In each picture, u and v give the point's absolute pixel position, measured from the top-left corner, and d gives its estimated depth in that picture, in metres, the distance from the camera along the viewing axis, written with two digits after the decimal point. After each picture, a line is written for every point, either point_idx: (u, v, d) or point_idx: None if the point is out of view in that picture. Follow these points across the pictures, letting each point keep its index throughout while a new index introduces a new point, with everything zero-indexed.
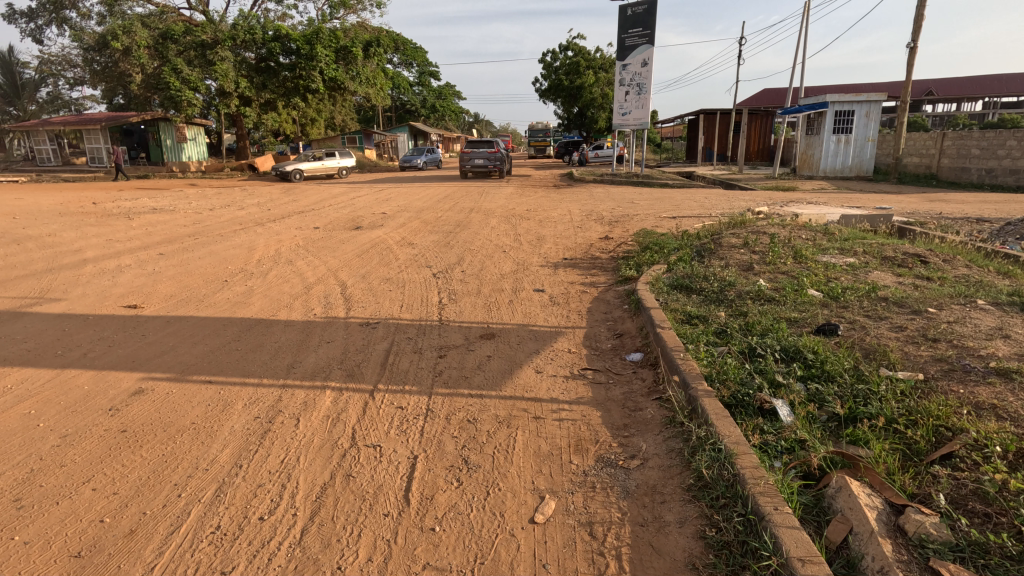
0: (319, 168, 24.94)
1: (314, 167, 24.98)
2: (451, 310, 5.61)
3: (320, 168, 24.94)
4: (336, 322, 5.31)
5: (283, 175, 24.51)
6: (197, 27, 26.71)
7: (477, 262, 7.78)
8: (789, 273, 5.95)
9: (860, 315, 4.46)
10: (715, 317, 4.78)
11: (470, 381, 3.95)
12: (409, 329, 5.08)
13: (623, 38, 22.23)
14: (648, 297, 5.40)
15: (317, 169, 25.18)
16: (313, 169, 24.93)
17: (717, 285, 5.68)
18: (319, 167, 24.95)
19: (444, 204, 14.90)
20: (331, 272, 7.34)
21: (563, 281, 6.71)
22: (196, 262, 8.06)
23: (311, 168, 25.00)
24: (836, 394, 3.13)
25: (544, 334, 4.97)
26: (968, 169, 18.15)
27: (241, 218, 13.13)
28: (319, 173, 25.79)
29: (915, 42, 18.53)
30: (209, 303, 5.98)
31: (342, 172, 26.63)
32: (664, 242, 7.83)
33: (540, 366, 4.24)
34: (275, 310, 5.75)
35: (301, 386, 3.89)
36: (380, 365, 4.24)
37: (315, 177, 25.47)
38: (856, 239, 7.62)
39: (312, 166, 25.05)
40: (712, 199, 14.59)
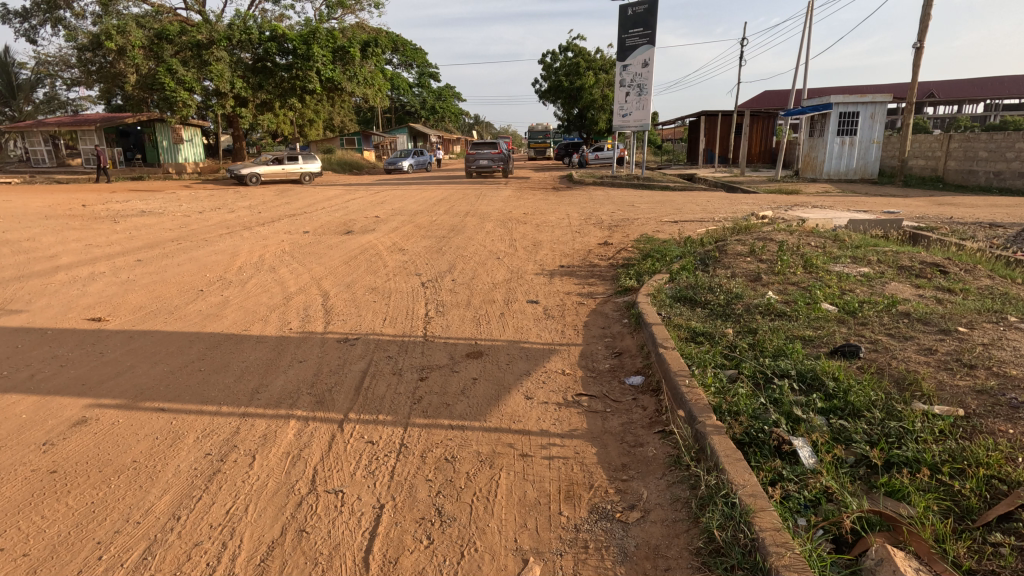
0: (278, 174, 23.85)
1: (272, 171, 23.87)
2: (438, 324, 5.21)
3: (279, 175, 23.84)
4: (312, 338, 4.91)
5: (240, 177, 23.40)
6: (193, 27, 26.37)
7: (468, 270, 7.40)
8: (801, 284, 5.55)
9: (882, 334, 4.06)
10: (721, 334, 4.40)
11: (452, 410, 3.55)
12: (389, 346, 4.69)
13: (624, 38, 21.89)
14: (649, 311, 5.01)
15: (276, 172, 24.09)
16: (271, 174, 23.82)
17: (723, 298, 5.30)
18: (278, 174, 23.84)
19: (439, 207, 14.50)
20: (314, 281, 6.96)
21: (558, 291, 6.32)
22: (175, 269, 7.68)
23: (270, 171, 23.93)
24: (864, 433, 2.75)
25: (537, 352, 4.58)
26: (974, 172, 17.76)
27: (229, 222, 12.74)
28: (281, 176, 24.65)
29: (922, 43, 18.17)
30: (180, 316, 5.60)
31: (309, 177, 25.16)
32: (666, 250, 7.45)
33: (531, 391, 3.85)
34: (249, 323, 5.36)
35: (263, 415, 3.49)
36: (354, 389, 3.86)
37: (279, 180, 24.44)
38: (868, 247, 7.24)
39: (271, 170, 23.89)
40: (713, 203, 14.18)
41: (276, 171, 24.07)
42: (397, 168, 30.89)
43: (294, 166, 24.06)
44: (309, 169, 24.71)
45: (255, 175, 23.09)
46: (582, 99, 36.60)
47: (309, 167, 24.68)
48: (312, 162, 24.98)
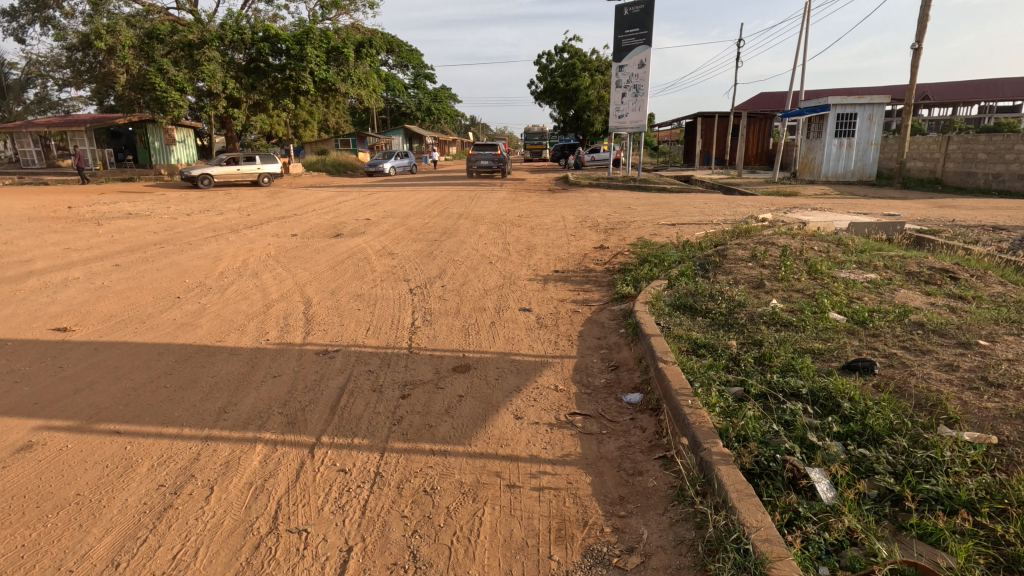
0: (232, 175, 23.08)
1: (226, 172, 23.10)
2: (424, 335, 4.92)
3: (234, 176, 23.06)
4: (290, 350, 4.62)
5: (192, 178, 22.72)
6: (184, 26, 25.97)
7: (459, 276, 7.11)
8: (806, 291, 5.30)
9: (897, 348, 3.80)
10: (724, 346, 4.14)
11: (434, 432, 3.26)
12: (371, 358, 4.40)
13: (619, 38, 21.70)
14: (647, 321, 4.73)
15: (231, 173, 23.35)
16: (226, 176, 23.07)
17: (725, 306, 5.04)
18: (230, 176, 22.98)
19: (432, 209, 14.21)
20: (297, 287, 6.67)
21: (552, 298, 6.04)
22: (152, 274, 7.35)
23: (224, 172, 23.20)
24: (888, 463, 2.48)
25: (528, 365, 4.30)
26: (973, 174, 17.56)
27: (216, 225, 12.42)
28: (236, 176, 23.82)
29: (920, 44, 17.99)
30: (152, 325, 5.28)
31: (268, 178, 24.26)
32: (664, 254, 7.17)
33: (520, 410, 3.58)
34: (224, 334, 5.04)
35: (228, 438, 3.19)
36: (330, 408, 3.57)
37: (233, 180, 23.58)
38: (873, 251, 6.97)
39: (224, 171, 23.06)
40: (711, 206, 13.93)
41: (231, 172, 23.35)
42: (378, 169, 29.88)
43: (250, 166, 23.15)
44: (268, 169, 23.82)
45: (207, 176, 22.36)
46: (578, 100, 36.38)
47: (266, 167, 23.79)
48: (270, 163, 24.12)
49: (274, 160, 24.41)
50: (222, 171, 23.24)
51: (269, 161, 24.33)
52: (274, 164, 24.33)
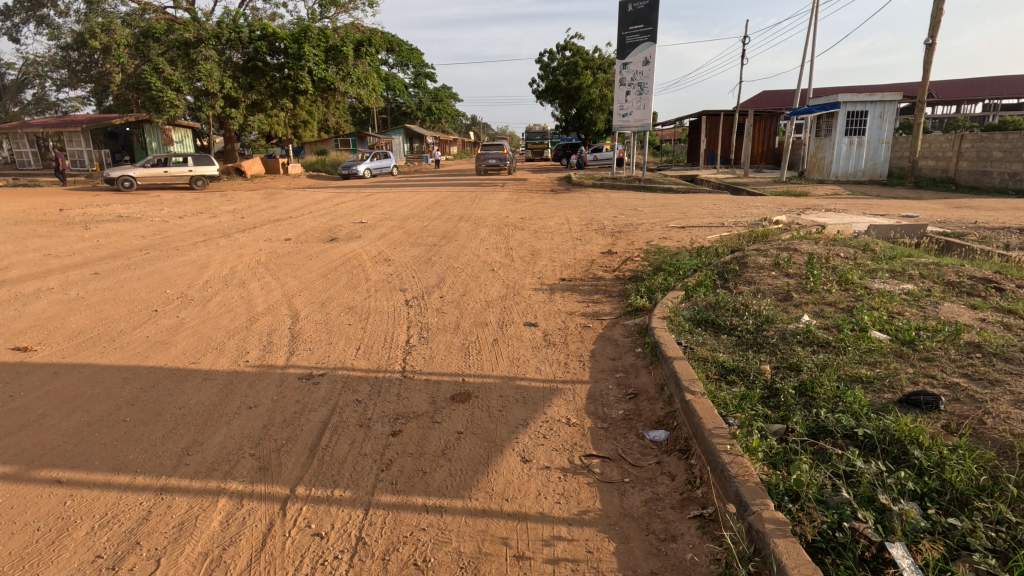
0: (159, 177, 21.89)
1: (150, 174, 21.85)
2: (419, 355, 4.45)
3: (160, 178, 21.85)
4: (271, 374, 4.14)
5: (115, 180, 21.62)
6: (180, 25, 25.51)
7: (459, 285, 6.66)
8: (840, 305, 4.82)
9: (958, 376, 3.33)
10: (756, 373, 3.70)
11: (429, 482, 2.80)
12: (360, 385, 3.93)
13: (624, 35, 21.08)
14: (667, 340, 4.26)
15: (159, 175, 22.15)
16: (151, 178, 21.88)
17: (751, 322, 4.58)
18: (152, 178, 21.66)
19: (431, 212, 13.75)
20: (286, 298, 6.23)
21: (559, 311, 5.58)
22: (132, 284, 6.91)
23: (149, 174, 22.05)
24: (987, 538, 2.02)
25: (535, 393, 3.81)
26: (988, 173, 17.06)
27: (208, 228, 11.99)
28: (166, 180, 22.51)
29: (934, 39, 17.49)
30: (122, 344, 4.81)
31: (202, 182, 22.87)
32: (678, 261, 6.70)
33: (528, 450, 3.12)
34: (201, 354, 4.57)
35: (186, 490, 2.73)
36: (309, 450, 3.09)
37: (162, 182, 22.30)
38: (904, 258, 6.50)
39: (148, 174, 21.81)
40: (720, 207, 13.44)
41: (158, 173, 22.18)
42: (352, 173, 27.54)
43: (179, 168, 21.82)
44: (201, 171, 22.45)
45: (127, 177, 21.24)
46: (580, 99, 35.95)
47: (198, 169, 22.42)
48: (204, 165, 22.71)
49: (209, 162, 23.05)
50: (146, 172, 22.10)
51: (204, 162, 22.94)
52: (209, 166, 22.92)
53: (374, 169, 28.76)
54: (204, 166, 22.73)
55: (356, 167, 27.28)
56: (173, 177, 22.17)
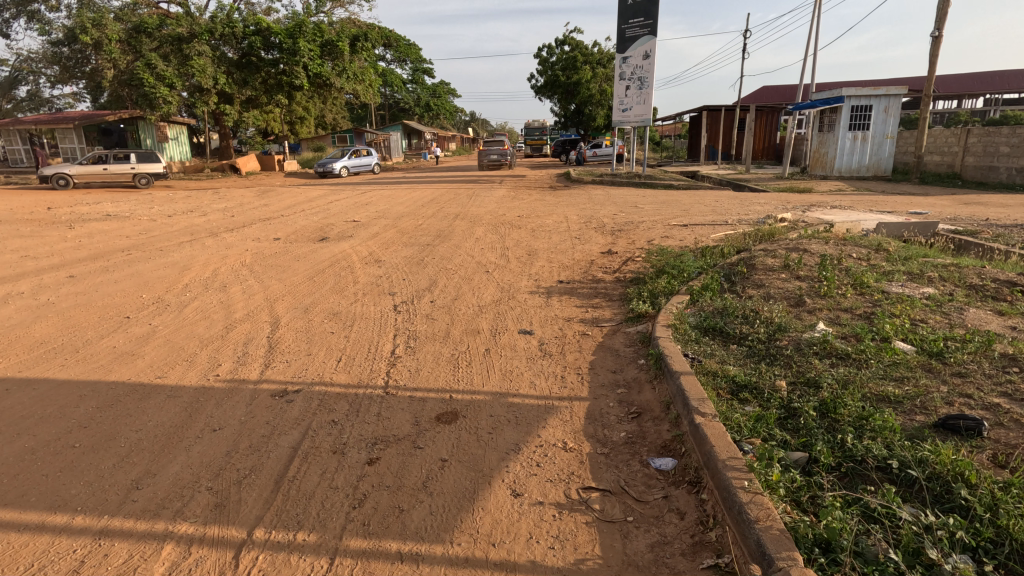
0: (97, 176, 21.20)
1: (87, 172, 21.16)
2: (404, 368, 4.11)
3: (99, 177, 21.14)
4: (242, 391, 3.80)
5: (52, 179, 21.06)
6: (173, 20, 25.08)
7: (451, 288, 6.33)
8: (859, 312, 4.48)
9: (999, 396, 3.00)
10: (771, 389, 3.36)
11: (405, 522, 2.48)
12: (337, 403, 3.59)
13: (623, 29, 20.57)
14: (673, 352, 3.92)
15: (99, 173, 21.48)
16: (90, 175, 21.26)
17: (763, 331, 4.24)
18: (88, 177, 20.96)
19: (426, 209, 13.39)
20: (267, 304, 5.89)
21: (556, 317, 5.24)
22: (107, 288, 6.57)
23: (87, 172, 21.33)
24: None
25: (529, 412, 3.48)
26: (995, 168, 16.71)
27: (195, 227, 11.62)
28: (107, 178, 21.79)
29: (940, 31, 17.09)
30: (85, 356, 4.46)
31: (146, 180, 22.06)
32: (682, 262, 6.36)
33: (519, 481, 2.79)
34: (168, 367, 4.22)
35: (130, 533, 2.41)
36: (274, 482, 2.76)
37: (102, 180, 21.57)
38: (920, 259, 6.17)
39: (85, 172, 21.13)
40: (723, 204, 13.04)
41: (98, 172, 21.52)
42: (329, 170, 25.75)
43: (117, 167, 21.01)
44: (142, 169, 21.60)
45: (62, 176, 20.65)
46: (579, 94, 35.58)
47: (140, 168, 21.55)
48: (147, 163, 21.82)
49: (154, 160, 22.14)
50: (84, 170, 21.41)
51: (149, 161, 22.07)
52: (154, 164, 22.02)
53: (351, 166, 26.89)
54: (148, 165, 21.80)
55: (332, 165, 25.43)
56: (114, 175, 21.38)
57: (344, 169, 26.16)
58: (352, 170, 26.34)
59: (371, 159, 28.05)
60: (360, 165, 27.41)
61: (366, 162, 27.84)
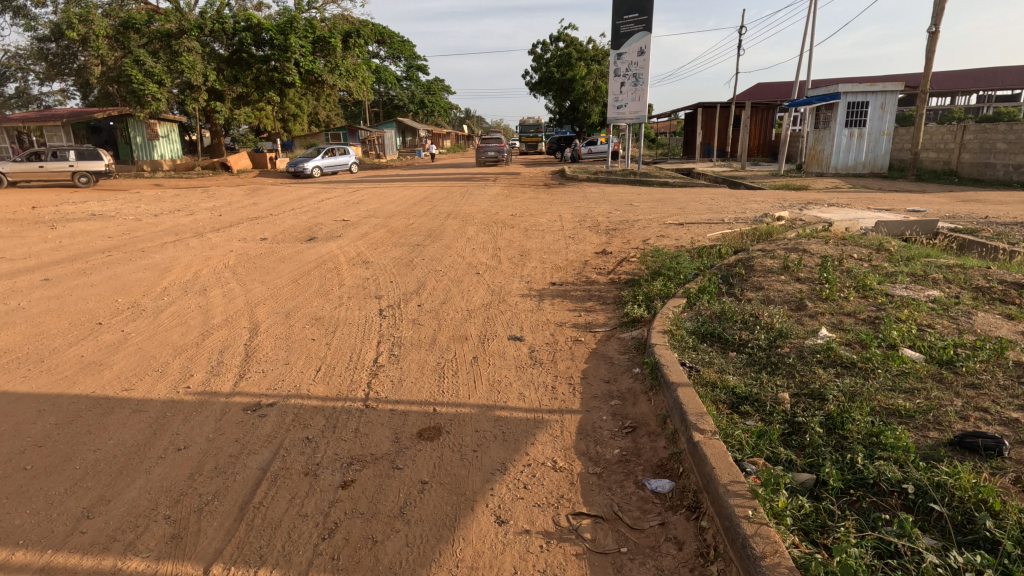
0: (33, 174, 20.42)
1: (22, 170, 20.36)
2: (387, 379, 3.89)
3: (36, 175, 20.37)
4: (213, 404, 3.57)
5: None
6: (161, 16, 24.65)
7: (440, 291, 6.11)
8: (864, 317, 4.28)
9: (1016, 411, 2.82)
10: (774, 402, 3.17)
11: (379, 556, 2.27)
12: (313, 418, 3.38)
13: (618, 24, 20.42)
14: (670, 361, 3.72)
15: (35, 171, 20.67)
16: (26, 174, 20.49)
17: (763, 337, 4.05)
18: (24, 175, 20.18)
19: (418, 208, 13.15)
20: (248, 308, 5.66)
21: (547, 322, 5.02)
22: (81, 292, 6.29)
23: (24, 169, 20.55)
24: None
25: (516, 426, 3.27)
26: (992, 165, 16.56)
27: (180, 227, 11.33)
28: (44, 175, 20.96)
29: (937, 27, 16.96)
30: (49, 367, 4.21)
31: (86, 179, 21.28)
32: (678, 264, 6.15)
33: (505, 507, 2.58)
34: (137, 379, 3.98)
35: (75, 572, 2.19)
36: (238, 510, 2.55)
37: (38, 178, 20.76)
38: (923, 260, 5.99)
39: (21, 170, 20.35)
40: (719, 202, 12.85)
41: (35, 170, 20.72)
42: (300, 170, 24.20)
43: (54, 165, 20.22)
44: (82, 167, 20.82)
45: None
46: (574, 91, 35.33)
47: (79, 165, 20.77)
48: (87, 161, 21.03)
49: (96, 157, 21.36)
50: (20, 168, 20.59)
51: (90, 159, 21.27)
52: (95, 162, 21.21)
53: (325, 166, 25.35)
54: (88, 163, 21.02)
55: (304, 164, 23.98)
56: (52, 173, 20.59)
57: (317, 169, 24.63)
58: (326, 170, 24.87)
59: (348, 159, 26.45)
60: (335, 164, 25.86)
61: (343, 162, 26.33)
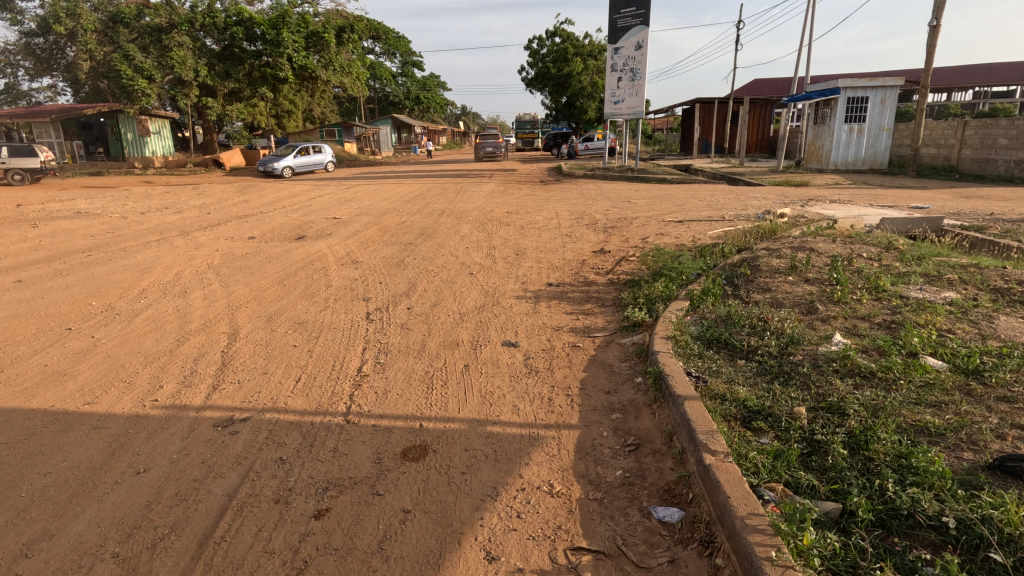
0: None
1: None
2: (371, 390, 3.62)
3: None
4: (181, 420, 3.29)
5: None
6: (150, 10, 24.16)
7: (431, 292, 5.83)
8: (879, 322, 4.03)
9: None
10: (789, 416, 2.91)
11: None
12: (289, 436, 3.10)
13: (615, 19, 20.12)
14: (674, 371, 3.46)
15: None
16: None
17: (774, 344, 3.79)
18: None
19: (411, 205, 12.83)
20: (229, 312, 5.37)
21: (543, 327, 4.75)
22: (54, 294, 5.99)
23: None
24: None
25: (509, 444, 3.01)
26: (993, 160, 16.31)
27: (165, 225, 11.03)
28: None
29: (939, 21, 16.70)
30: (8, 378, 3.92)
31: (19, 177, 20.29)
32: (680, 264, 5.87)
33: (496, 540, 2.32)
34: (101, 391, 3.69)
35: None
36: (197, 546, 2.29)
37: None
38: (935, 259, 5.75)
39: None
40: (719, 199, 12.57)
41: None
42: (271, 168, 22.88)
43: None
44: (14, 164, 19.84)
45: None
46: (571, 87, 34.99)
47: (12, 163, 19.81)
48: (21, 159, 20.03)
49: (31, 155, 20.36)
50: None
51: (24, 156, 20.25)
52: (29, 159, 20.20)
53: (299, 166, 23.93)
54: (21, 160, 19.99)
55: (272, 164, 22.47)
56: None
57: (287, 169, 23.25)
58: (298, 170, 23.36)
59: (323, 158, 24.88)
60: (309, 164, 24.29)
61: (318, 162, 24.82)
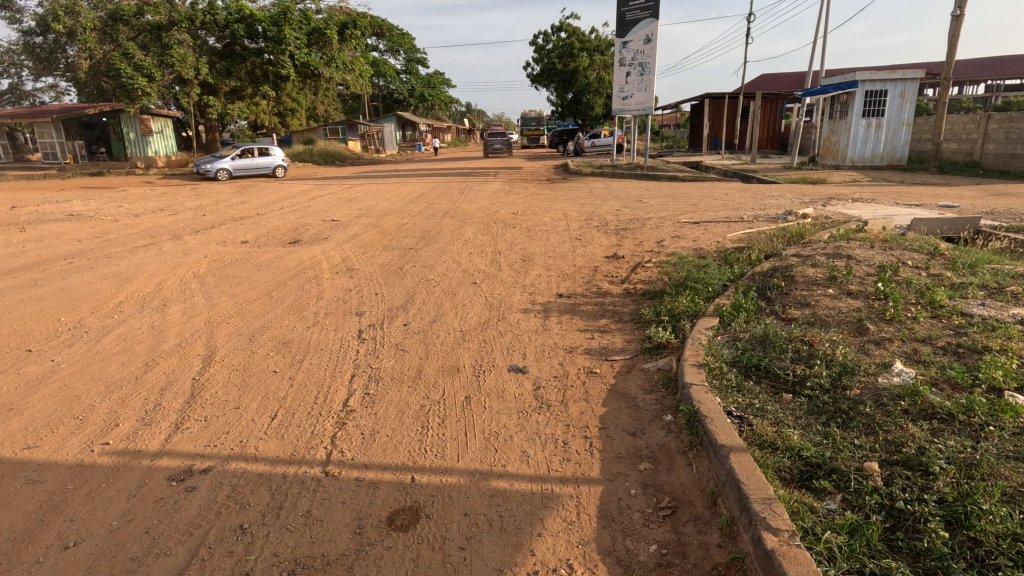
0: None
1: None
2: (356, 430, 3.11)
3: None
4: (131, 471, 2.79)
5: None
6: (150, 7, 23.63)
7: (430, 306, 5.31)
8: (945, 347, 3.47)
9: None
10: (859, 474, 2.38)
11: None
12: (255, 494, 2.59)
13: (624, 12, 19.44)
14: (713, 410, 2.92)
15: None
16: None
17: (826, 373, 3.23)
18: None
19: (413, 206, 12.35)
20: (207, 329, 4.88)
21: (555, 347, 4.23)
22: (22, 308, 5.55)
23: None
24: None
25: (519, 504, 2.50)
26: (1019, 155, 15.61)
27: (158, 229, 10.59)
28: None
29: (962, 10, 16.00)
30: None
31: None
32: (705, 274, 5.31)
33: None
34: (46, 431, 3.20)
35: None
36: None
37: None
38: (990, 267, 5.17)
39: None
40: (733, 198, 12.03)
41: None
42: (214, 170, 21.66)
43: None
44: None
45: None
46: (577, 83, 34.43)
47: None
48: None
49: None
50: None
51: None
52: None
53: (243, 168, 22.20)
54: None
55: (206, 165, 21.56)
56: None
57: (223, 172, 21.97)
58: (237, 172, 21.90)
59: (270, 160, 22.69)
60: (253, 167, 22.44)
61: (264, 163, 22.63)
